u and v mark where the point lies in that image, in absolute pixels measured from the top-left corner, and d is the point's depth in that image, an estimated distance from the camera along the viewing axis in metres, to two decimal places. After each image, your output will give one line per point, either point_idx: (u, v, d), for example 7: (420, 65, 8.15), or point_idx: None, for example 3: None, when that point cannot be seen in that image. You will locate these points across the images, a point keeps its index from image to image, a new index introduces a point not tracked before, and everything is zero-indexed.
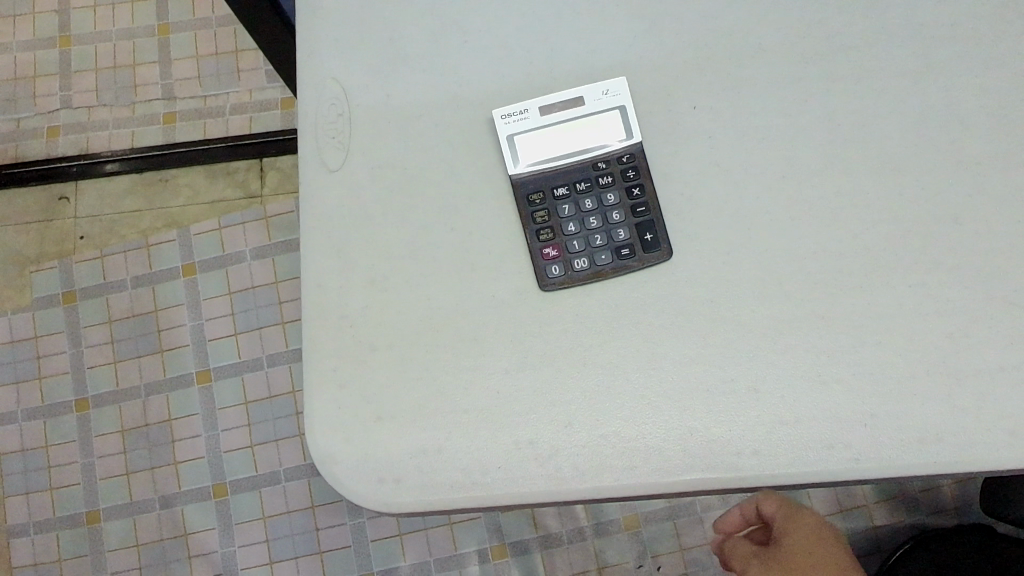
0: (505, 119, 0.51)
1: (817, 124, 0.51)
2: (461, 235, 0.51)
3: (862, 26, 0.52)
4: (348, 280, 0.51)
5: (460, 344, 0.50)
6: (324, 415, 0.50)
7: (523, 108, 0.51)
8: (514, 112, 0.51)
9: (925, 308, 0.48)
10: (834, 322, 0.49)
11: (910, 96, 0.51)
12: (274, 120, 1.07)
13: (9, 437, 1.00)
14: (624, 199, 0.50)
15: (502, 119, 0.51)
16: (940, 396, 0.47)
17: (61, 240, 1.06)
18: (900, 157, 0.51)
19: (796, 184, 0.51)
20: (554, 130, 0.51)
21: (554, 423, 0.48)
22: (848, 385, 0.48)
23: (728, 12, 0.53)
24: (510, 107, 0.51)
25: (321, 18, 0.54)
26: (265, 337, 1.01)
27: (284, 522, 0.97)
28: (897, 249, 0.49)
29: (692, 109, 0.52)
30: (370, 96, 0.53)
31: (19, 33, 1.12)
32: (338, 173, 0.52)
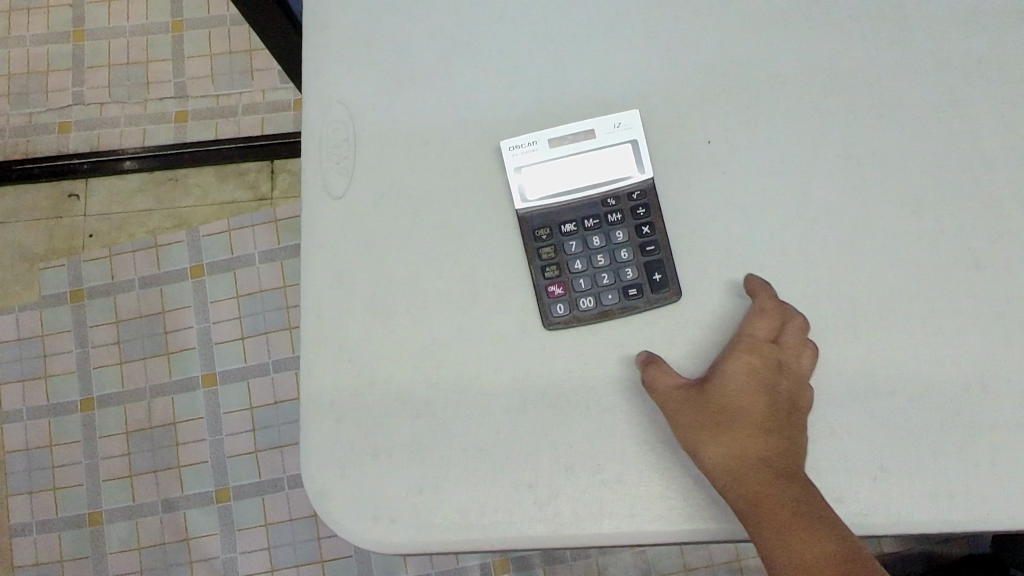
0: (514, 150, 0.50)
1: (836, 161, 0.50)
2: (466, 267, 0.50)
3: (886, 59, 0.51)
4: (348, 310, 0.50)
5: (461, 381, 0.48)
6: (319, 449, 0.48)
7: (532, 140, 0.50)
8: (523, 144, 0.50)
9: (942, 357, 0.47)
10: (848, 369, 0.47)
11: (934, 133, 0.50)
12: (286, 121, 1.06)
13: (15, 434, 1.00)
14: (633, 237, 0.49)
15: (510, 151, 0.50)
16: (954, 450, 0.46)
17: (70, 237, 1.05)
18: (922, 198, 0.49)
19: (813, 224, 0.49)
20: (564, 164, 0.50)
21: (555, 465, 0.47)
22: (859, 436, 0.46)
23: (747, 41, 0.51)
24: (519, 138, 0.50)
25: (329, 37, 0.53)
26: (272, 342, 1.00)
27: (287, 530, 0.96)
28: (916, 295, 0.48)
29: (708, 142, 0.50)
30: (377, 119, 0.52)
31: (33, 26, 1.11)
32: (340, 199, 0.51)
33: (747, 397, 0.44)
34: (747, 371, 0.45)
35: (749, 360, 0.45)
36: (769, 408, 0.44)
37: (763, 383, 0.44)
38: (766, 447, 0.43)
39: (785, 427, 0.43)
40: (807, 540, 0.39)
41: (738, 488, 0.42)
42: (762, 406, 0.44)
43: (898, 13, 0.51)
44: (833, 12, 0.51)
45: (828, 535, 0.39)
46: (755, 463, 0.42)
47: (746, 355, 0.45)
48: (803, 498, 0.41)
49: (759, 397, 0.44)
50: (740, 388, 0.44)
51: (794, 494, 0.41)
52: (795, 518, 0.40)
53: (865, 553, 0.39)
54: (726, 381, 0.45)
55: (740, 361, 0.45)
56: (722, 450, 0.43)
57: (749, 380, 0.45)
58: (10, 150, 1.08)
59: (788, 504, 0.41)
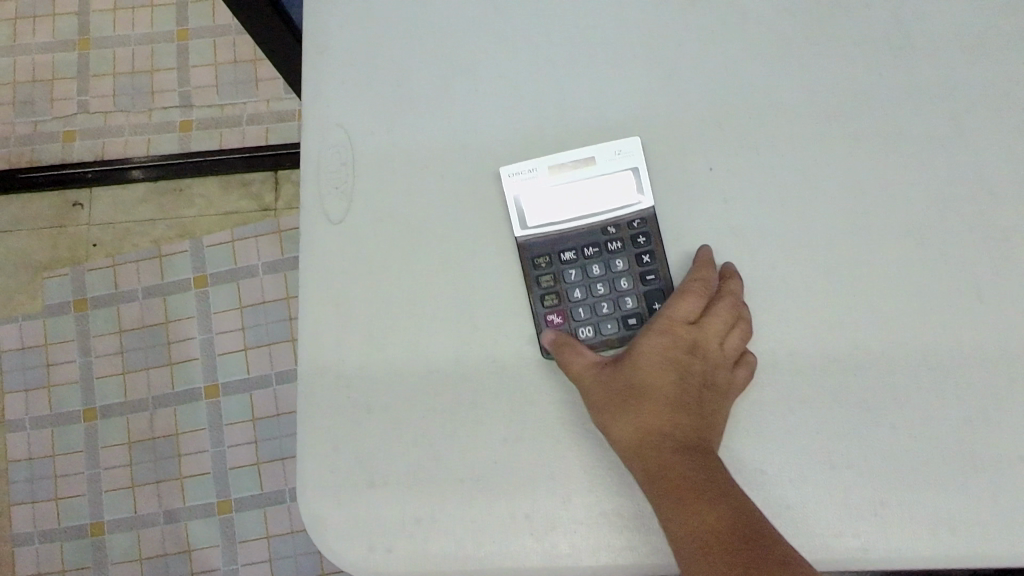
0: (513, 177, 0.50)
1: (839, 189, 0.49)
2: (464, 294, 0.49)
3: (889, 87, 0.50)
4: (345, 336, 0.50)
5: (458, 409, 0.48)
6: (316, 477, 0.48)
7: (532, 167, 0.50)
8: (523, 170, 0.50)
9: (945, 389, 0.46)
10: (850, 401, 0.46)
11: (937, 161, 0.49)
12: (291, 131, 1.06)
13: (18, 444, 1.00)
14: (633, 266, 0.49)
15: (510, 177, 0.50)
16: (957, 485, 0.45)
17: (73, 247, 1.05)
18: (925, 228, 0.48)
19: (815, 253, 0.48)
20: (563, 191, 0.50)
21: (553, 496, 0.47)
22: (859, 469, 0.46)
23: (750, 67, 0.51)
24: (519, 164, 0.50)
25: (328, 60, 0.53)
26: (275, 353, 0.99)
27: (288, 542, 0.96)
28: (918, 325, 0.47)
29: (709, 169, 0.50)
30: (376, 142, 0.51)
31: (39, 34, 1.12)
32: (338, 224, 0.51)
33: (659, 376, 0.45)
34: (662, 350, 0.46)
35: (663, 339, 0.46)
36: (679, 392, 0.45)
37: (674, 362, 0.46)
38: (674, 424, 0.44)
39: (694, 405, 0.45)
40: (705, 509, 0.41)
41: (643, 465, 0.43)
42: (675, 387, 0.45)
43: (902, 40, 0.51)
44: (836, 39, 0.51)
45: (722, 503, 0.41)
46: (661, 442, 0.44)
47: (661, 333, 0.46)
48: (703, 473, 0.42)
49: (671, 376, 0.45)
50: (652, 366, 0.46)
51: (697, 467, 0.43)
52: (693, 495, 0.42)
53: (761, 519, 0.41)
54: (638, 361, 0.46)
55: (654, 340, 0.46)
56: (629, 428, 0.44)
57: (662, 360, 0.46)
58: (14, 159, 1.07)
59: (687, 475, 0.42)
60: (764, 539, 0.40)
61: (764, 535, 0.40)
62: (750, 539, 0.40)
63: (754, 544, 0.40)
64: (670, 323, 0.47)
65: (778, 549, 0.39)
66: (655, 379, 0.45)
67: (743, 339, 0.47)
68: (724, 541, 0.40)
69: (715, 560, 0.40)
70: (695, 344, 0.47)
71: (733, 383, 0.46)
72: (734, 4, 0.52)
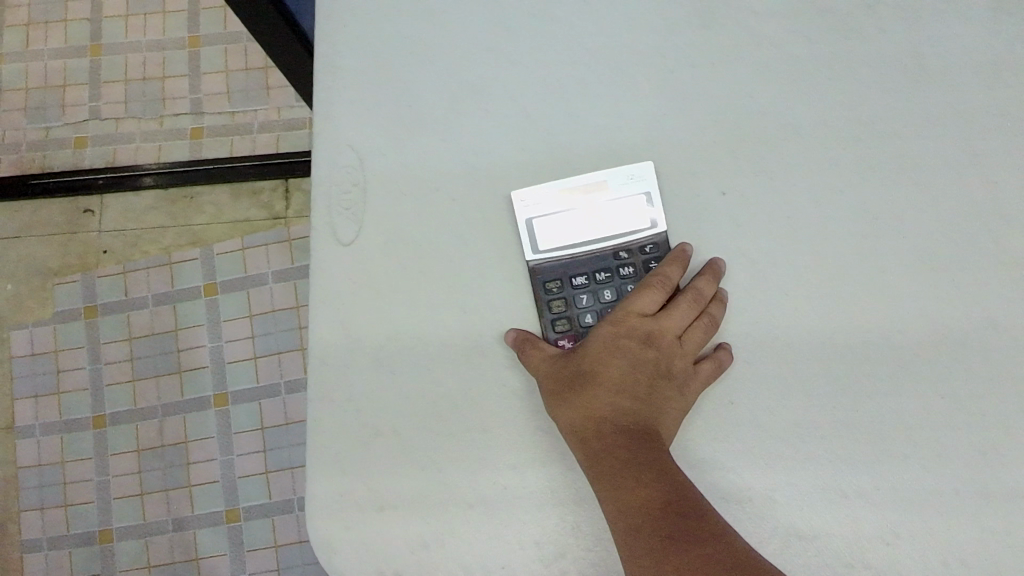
0: (525, 202, 0.50)
1: (851, 215, 0.49)
2: (474, 318, 0.49)
3: (903, 113, 0.50)
4: (353, 359, 0.49)
5: (467, 434, 0.48)
6: (323, 501, 0.47)
7: (543, 192, 0.50)
8: (534, 195, 0.50)
9: (956, 420, 0.46)
10: (861, 431, 0.46)
11: (950, 189, 0.49)
12: (301, 139, 1.06)
13: (27, 451, 1.01)
14: None
15: (521, 202, 0.50)
16: (969, 516, 0.45)
17: (84, 253, 1.05)
18: (937, 256, 0.48)
19: (826, 280, 0.48)
20: (575, 214, 0.50)
21: (561, 523, 0.47)
22: (871, 499, 0.45)
23: (763, 91, 0.50)
24: (530, 189, 0.50)
25: (339, 80, 0.52)
26: (283, 362, 0.99)
27: (296, 552, 0.96)
28: (929, 355, 0.47)
29: (721, 195, 0.49)
30: (387, 164, 0.51)
31: (51, 40, 1.12)
32: (348, 246, 0.50)
33: (609, 364, 0.48)
34: (615, 339, 0.48)
35: (617, 330, 0.49)
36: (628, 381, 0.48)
37: (625, 351, 0.48)
38: (619, 409, 0.48)
39: (642, 392, 0.48)
40: (640, 486, 0.44)
41: (588, 447, 0.46)
42: (623, 375, 0.48)
43: (917, 64, 0.51)
44: (850, 62, 0.51)
45: (658, 485, 0.44)
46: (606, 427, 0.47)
47: (616, 324, 0.49)
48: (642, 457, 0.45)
49: (621, 364, 0.48)
50: (604, 356, 0.48)
51: (639, 451, 0.46)
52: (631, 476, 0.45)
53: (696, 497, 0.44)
54: (592, 350, 0.48)
55: (608, 331, 0.49)
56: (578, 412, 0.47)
57: (615, 350, 0.48)
58: (26, 164, 1.08)
59: (627, 458, 0.46)
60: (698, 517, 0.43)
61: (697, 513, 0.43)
62: (683, 516, 0.43)
63: (686, 521, 0.43)
64: (628, 315, 0.49)
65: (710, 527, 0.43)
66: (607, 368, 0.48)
67: (708, 335, 0.48)
68: (655, 521, 0.44)
69: (647, 535, 0.43)
70: (651, 336, 0.49)
71: (694, 375, 0.47)
72: (748, 27, 0.52)
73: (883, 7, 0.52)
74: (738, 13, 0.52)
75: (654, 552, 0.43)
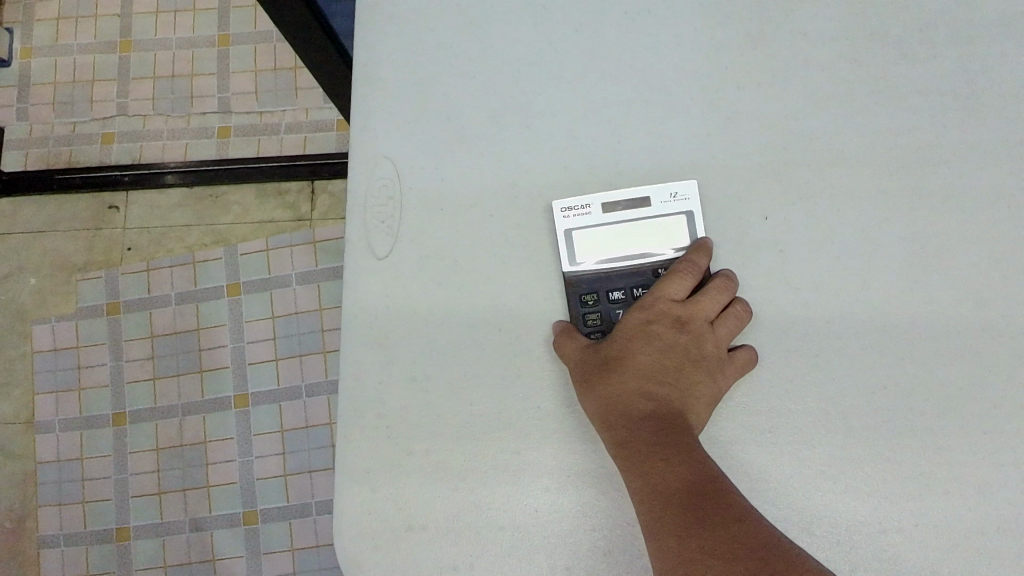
0: (565, 212, 0.49)
1: (898, 243, 0.48)
2: (509, 336, 0.48)
3: (953, 140, 0.49)
4: (386, 376, 0.49)
5: (499, 454, 0.47)
6: (353, 517, 0.47)
7: (586, 203, 0.49)
8: (576, 206, 0.49)
9: (1002, 457, 0.45)
10: (903, 464, 0.45)
11: (999, 219, 0.48)
12: (329, 141, 1.05)
13: (46, 446, 1.01)
14: None
15: (562, 212, 0.49)
16: (1012, 557, 0.44)
17: (109, 249, 1.05)
18: (985, 289, 0.47)
19: (869, 309, 0.47)
20: (615, 228, 0.49)
21: (592, 549, 0.46)
22: (910, 535, 0.44)
23: (808, 114, 0.50)
24: (572, 200, 0.49)
25: (378, 92, 0.52)
26: (305, 364, 0.99)
27: (312, 556, 0.95)
28: (976, 388, 0.46)
29: (764, 219, 0.49)
30: (424, 179, 0.51)
31: (80, 35, 1.12)
32: (383, 261, 0.50)
33: (640, 350, 0.47)
34: (643, 325, 0.48)
35: (646, 316, 0.48)
36: (656, 364, 0.47)
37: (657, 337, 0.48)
38: (647, 393, 0.47)
39: (669, 377, 0.47)
40: (667, 468, 0.44)
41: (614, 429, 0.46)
42: (652, 360, 0.47)
43: (969, 92, 0.50)
44: (899, 87, 0.50)
45: (686, 468, 0.43)
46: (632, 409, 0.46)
47: (645, 310, 0.48)
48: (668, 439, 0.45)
49: (652, 349, 0.48)
50: (632, 340, 0.48)
51: (665, 432, 0.45)
52: (657, 459, 0.44)
53: (724, 481, 0.43)
54: (622, 334, 0.48)
55: (638, 319, 0.48)
56: (604, 394, 0.46)
57: (645, 334, 0.48)
58: (53, 159, 1.08)
59: (652, 439, 0.45)
60: (724, 498, 0.42)
61: (724, 494, 0.42)
62: (707, 497, 0.42)
63: (714, 504, 0.42)
64: (658, 299, 0.48)
65: (735, 508, 0.42)
66: (635, 350, 0.48)
67: (742, 323, 0.47)
68: (680, 502, 0.43)
69: (672, 515, 0.43)
70: (680, 322, 0.48)
71: (729, 365, 0.46)
72: (795, 49, 0.51)
73: (934, 32, 0.51)
74: (785, 34, 0.51)
75: (677, 531, 0.42)
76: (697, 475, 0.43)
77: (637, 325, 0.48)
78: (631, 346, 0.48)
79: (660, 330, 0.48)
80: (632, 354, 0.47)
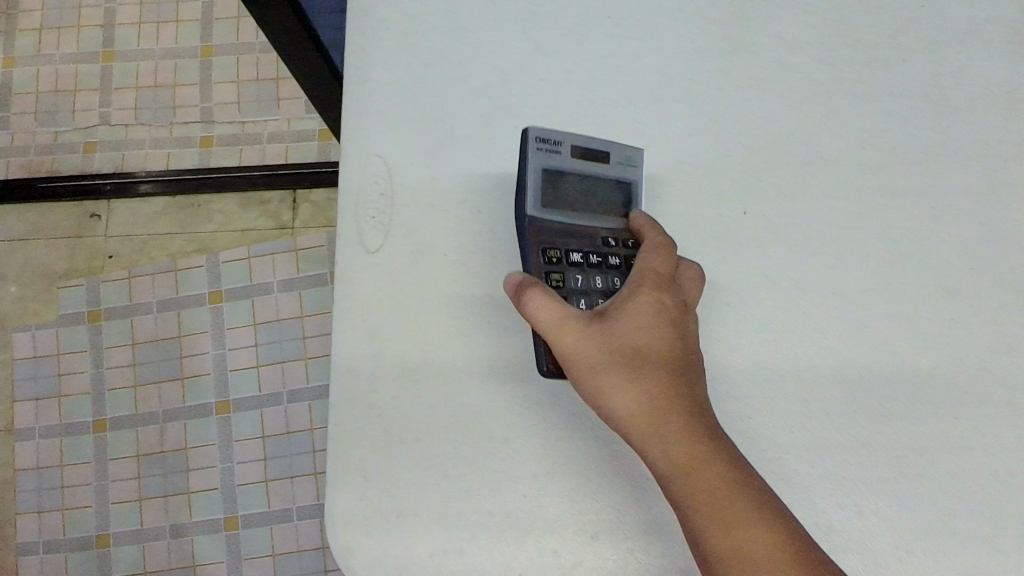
0: (540, 143, 0.48)
1: (872, 239, 0.50)
2: (499, 328, 0.50)
3: (924, 141, 0.51)
4: (378, 366, 0.50)
5: (489, 443, 0.48)
6: (345, 504, 0.48)
7: (558, 141, 0.49)
8: (550, 140, 0.48)
9: (971, 442, 0.47)
10: (878, 448, 0.47)
11: (968, 217, 0.50)
12: (311, 151, 1.07)
13: (26, 453, 1.00)
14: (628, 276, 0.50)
15: (537, 143, 0.48)
16: (980, 536, 0.46)
17: (90, 258, 1.05)
18: (954, 281, 0.49)
19: (845, 301, 0.49)
20: (573, 183, 0.50)
21: (579, 532, 0.47)
22: (886, 517, 0.46)
23: (786, 116, 0.52)
24: (546, 132, 0.48)
25: (370, 90, 0.53)
26: (287, 371, 1.00)
27: (294, 560, 0.96)
28: (947, 377, 0.48)
29: (744, 215, 0.50)
30: (415, 176, 0.52)
31: (64, 45, 1.12)
32: (375, 254, 0.51)
33: (659, 339, 0.44)
34: (657, 309, 0.45)
35: (660, 300, 0.45)
36: (679, 360, 0.44)
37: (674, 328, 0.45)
38: (681, 395, 0.43)
39: (695, 377, 0.44)
40: (746, 509, 0.40)
41: (661, 445, 0.42)
42: (670, 350, 0.44)
43: (938, 94, 0.52)
44: (872, 90, 0.52)
45: (764, 511, 0.40)
46: (675, 419, 0.42)
47: (656, 292, 0.46)
48: (731, 467, 0.41)
49: (669, 337, 0.45)
50: (653, 330, 0.45)
51: (724, 455, 0.41)
52: (727, 493, 0.40)
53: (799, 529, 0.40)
54: (641, 325, 0.45)
55: (650, 300, 0.45)
56: (634, 397, 0.43)
57: (662, 325, 0.45)
58: (34, 167, 1.08)
59: (711, 461, 0.41)
60: (813, 552, 0.39)
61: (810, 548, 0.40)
62: (796, 547, 0.39)
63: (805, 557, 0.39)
64: (654, 272, 0.46)
65: (829, 566, 0.39)
66: (659, 344, 0.44)
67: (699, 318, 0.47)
68: (770, 551, 0.39)
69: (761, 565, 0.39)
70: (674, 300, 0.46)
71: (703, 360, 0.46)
72: (773, 53, 0.53)
73: (905, 38, 0.53)
74: (764, 39, 0.53)
75: None
76: (779, 523, 0.40)
77: (657, 315, 0.45)
78: (653, 340, 0.44)
79: (675, 322, 0.45)
80: (657, 349, 0.44)
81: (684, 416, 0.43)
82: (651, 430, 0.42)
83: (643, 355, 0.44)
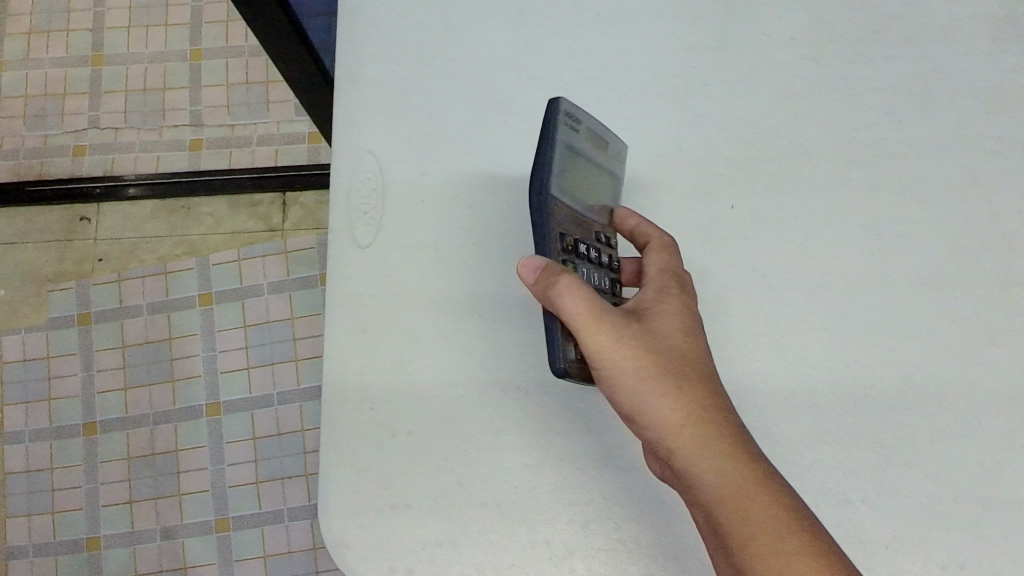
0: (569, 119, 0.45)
1: (858, 231, 0.51)
2: (489, 322, 0.50)
3: (907, 135, 0.52)
4: (370, 360, 0.50)
5: (481, 435, 0.49)
6: (338, 496, 0.48)
7: (578, 119, 0.46)
8: (575, 117, 0.46)
9: (957, 431, 0.47)
10: (864, 438, 0.47)
11: (951, 210, 0.51)
12: (301, 154, 1.07)
13: (15, 456, 1.00)
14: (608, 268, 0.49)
15: (567, 119, 0.45)
16: (968, 524, 0.46)
17: (80, 261, 1.05)
18: (939, 273, 0.50)
19: (831, 293, 0.50)
20: (580, 166, 0.47)
21: (571, 524, 0.48)
22: (873, 506, 0.46)
23: (771, 111, 0.53)
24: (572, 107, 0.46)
25: (361, 88, 0.54)
26: (277, 372, 1.00)
27: (285, 562, 0.96)
28: (933, 368, 0.48)
29: (731, 209, 0.51)
30: (406, 172, 0.53)
31: (53, 49, 1.12)
32: (367, 249, 0.51)
33: (695, 349, 0.44)
34: (686, 316, 0.45)
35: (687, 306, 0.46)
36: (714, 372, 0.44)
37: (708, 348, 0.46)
38: (722, 409, 0.43)
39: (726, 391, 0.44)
40: (798, 531, 0.40)
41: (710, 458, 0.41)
42: (704, 361, 0.44)
43: (921, 90, 0.53)
44: (856, 86, 0.53)
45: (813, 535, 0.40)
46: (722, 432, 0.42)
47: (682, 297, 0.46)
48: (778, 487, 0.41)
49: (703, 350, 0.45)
50: (689, 340, 0.45)
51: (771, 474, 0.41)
52: (780, 513, 0.40)
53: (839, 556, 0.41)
54: (679, 332, 0.45)
55: (677, 305, 0.45)
56: (682, 406, 0.42)
57: (697, 336, 0.45)
58: (23, 171, 1.08)
59: (761, 480, 0.41)
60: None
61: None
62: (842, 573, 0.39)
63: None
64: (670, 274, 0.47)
65: None
66: (698, 356, 0.44)
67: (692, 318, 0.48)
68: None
69: None
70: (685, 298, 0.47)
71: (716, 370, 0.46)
72: (759, 50, 0.54)
73: (888, 34, 0.54)
74: (749, 36, 0.54)
75: None
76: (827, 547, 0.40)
77: (692, 327, 0.45)
78: (693, 351, 0.44)
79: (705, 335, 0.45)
80: (696, 360, 0.44)
81: (730, 431, 0.42)
82: (699, 442, 0.42)
83: (686, 365, 0.44)
